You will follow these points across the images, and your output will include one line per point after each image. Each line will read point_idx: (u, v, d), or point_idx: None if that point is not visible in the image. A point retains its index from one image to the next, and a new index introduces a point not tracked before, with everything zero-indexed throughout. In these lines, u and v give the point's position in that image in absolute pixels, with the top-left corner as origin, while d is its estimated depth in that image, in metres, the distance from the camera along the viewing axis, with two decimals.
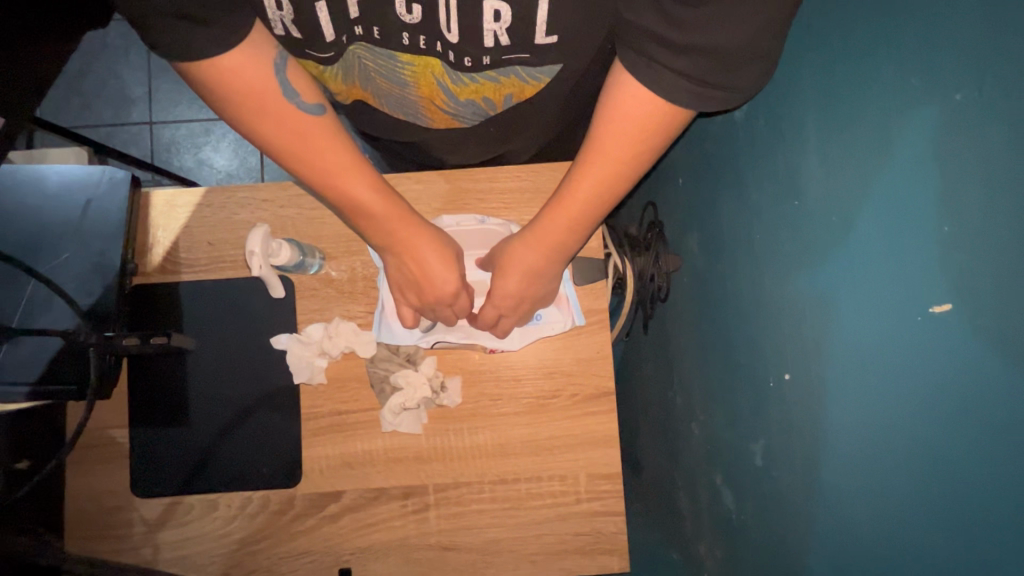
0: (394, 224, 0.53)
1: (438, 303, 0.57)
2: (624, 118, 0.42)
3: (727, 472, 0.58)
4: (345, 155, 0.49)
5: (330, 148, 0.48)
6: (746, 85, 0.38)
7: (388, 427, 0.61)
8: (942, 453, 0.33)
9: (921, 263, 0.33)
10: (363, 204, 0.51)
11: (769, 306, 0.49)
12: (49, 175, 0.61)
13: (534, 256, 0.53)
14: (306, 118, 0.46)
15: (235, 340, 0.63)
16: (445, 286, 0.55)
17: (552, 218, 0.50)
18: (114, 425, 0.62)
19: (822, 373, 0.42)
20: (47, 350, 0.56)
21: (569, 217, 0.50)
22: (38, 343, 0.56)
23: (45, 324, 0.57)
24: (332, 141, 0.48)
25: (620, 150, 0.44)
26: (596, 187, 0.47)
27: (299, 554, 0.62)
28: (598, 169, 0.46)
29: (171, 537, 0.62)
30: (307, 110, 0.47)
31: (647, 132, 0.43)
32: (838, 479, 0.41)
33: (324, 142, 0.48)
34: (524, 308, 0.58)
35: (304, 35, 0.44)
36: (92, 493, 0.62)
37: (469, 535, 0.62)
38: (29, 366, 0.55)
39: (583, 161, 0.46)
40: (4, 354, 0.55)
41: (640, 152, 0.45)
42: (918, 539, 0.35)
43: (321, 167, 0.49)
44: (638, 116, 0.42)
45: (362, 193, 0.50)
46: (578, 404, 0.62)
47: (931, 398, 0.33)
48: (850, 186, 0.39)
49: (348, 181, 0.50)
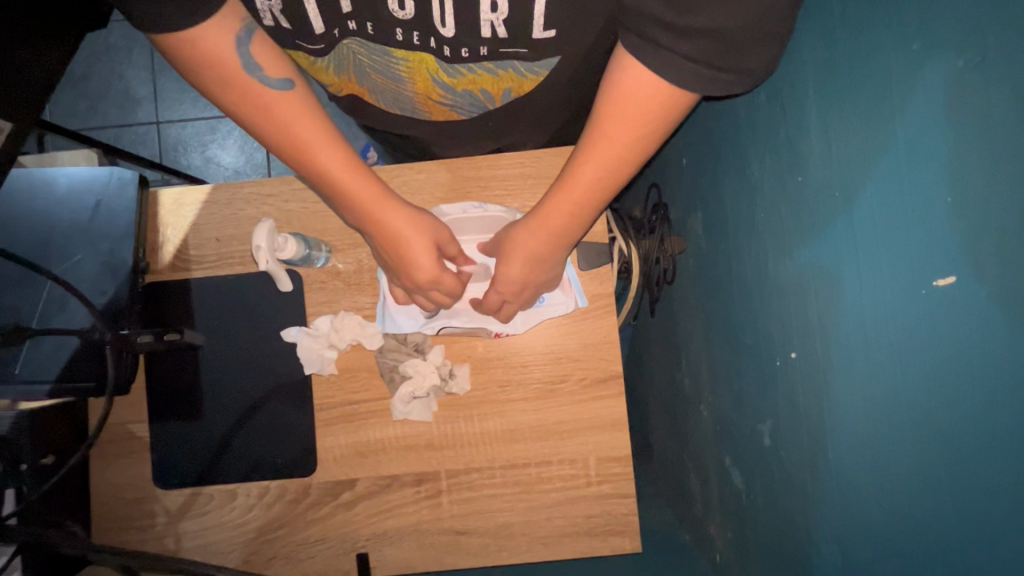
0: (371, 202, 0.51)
1: (419, 280, 0.56)
2: (624, 103, 0.42)
3: (735, 450, 0.58)
4: (322, 134, 0.47)
5: (311, 132, 0.47)
6: (758, 67, 0.38)
7: (398, 416, 0.62)
8: (944, 427, 0.33)
9: (925, 237, 0.33)
10: (360, 200, 0.51)
11: (773, 285, 0.49)
12: (58, 178, 0.62)
13: (540, 240, 0.53)
14: (271, 94, 0.45)
15: (245, 335, 0.64)
16: (421, 261, 0.54)
17: (558, 202, 0.50)
18: (132, 420, 0.64)
19: (827, 350, 0.42)
20: (65, 349, 0.57)
21: (574, 201, 0.49)
22: (56, 342, 0.58)
23: (61, 323, 0.58)
24: (307, 117, 0.46)
25: (621, 136, 0.44)
26: (598, 171, 0.47)
27: (316, 541, 0.64)
28: (597, 150, 0.45)
29: (192, 527, 0.64)
30: (271, 84, 0.44)
31: (648, 117, 0.42)
32: (844, 455, 0.41)
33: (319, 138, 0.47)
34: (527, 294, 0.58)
35: (292, 25, 0.45)
36: (116, 486, 0.64)
37: (482, 519, 0.63)
38: (48, 365, 0.57)
39: (586, 144, 0.46)
40: (26, 353, 0.57)
41: (644, 134, 0.44)
42: (922, 513, 0.35)
43: (297, 147, 0.47)
44: (637, 97, 0.41)
45: (337, 170, 0.49)
46: (585, 389, 0.62)
47: (935, 373, 0.33)
48: (854, 160, 0.38)
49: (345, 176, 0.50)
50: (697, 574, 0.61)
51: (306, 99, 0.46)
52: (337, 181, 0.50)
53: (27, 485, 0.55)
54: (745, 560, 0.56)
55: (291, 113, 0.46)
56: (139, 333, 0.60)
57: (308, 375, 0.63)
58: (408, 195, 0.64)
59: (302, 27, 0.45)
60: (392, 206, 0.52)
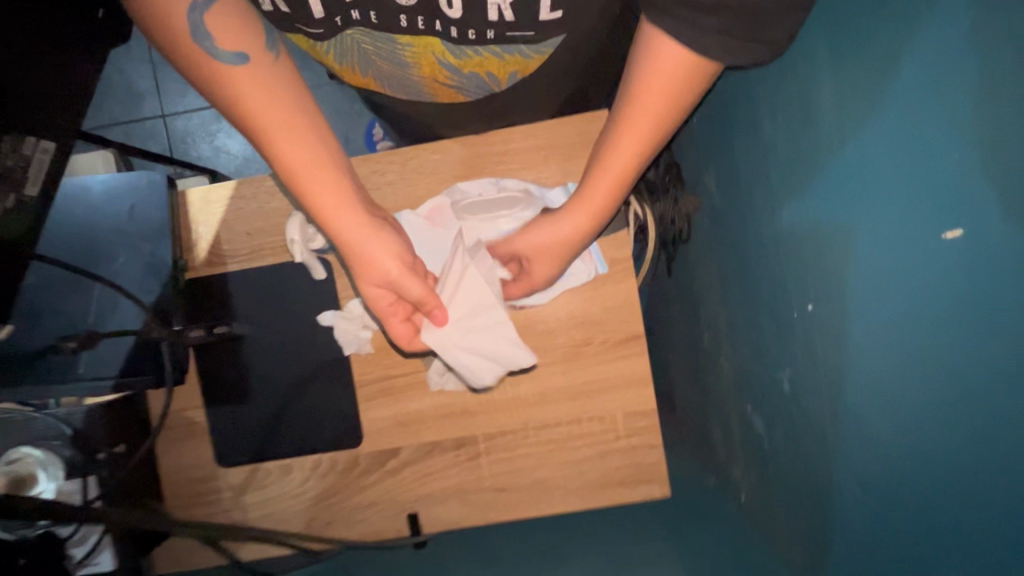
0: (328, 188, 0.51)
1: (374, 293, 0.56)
2: (661, 73, 0.42)
3: (756, 398, 0.61)
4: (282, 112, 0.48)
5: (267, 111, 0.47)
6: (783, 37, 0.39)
7: (435, 387, 0.67)
8: (959, 365, 0.35)
9: (935, 185, 0.34)
10: (327, 203, 0.51)
11: (789, 237, 0.51)
12: (94, 184, 0.65)
13: (581, 211, 0.55)
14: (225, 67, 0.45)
15: (284, 321, 0.68)
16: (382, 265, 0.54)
17: (599, 172, 0.51)
18: (189, 407, 0.68)
19: (842, 298, 0.44)
20: (123, 346, 0.61)
21: (618, 172, 0.50)
22: (113, 340, 0.61)
23: (116, 323, 0.62)
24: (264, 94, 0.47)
25: (657, 105, 0.45)
26: (641, 143, 0.48)
27: (369, 505, 0.69)
28: (639, 121, 0.46)
29: (256, 498, 0.69)
30: (226, 59, 0.45)
31: (678, 84, 0.43)
32: (859, 397, 0.44)
33: (299, 137, 0.49)
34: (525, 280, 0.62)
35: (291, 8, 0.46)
36: (181, 467, 0.69)
37: (520, 475, 0.67)
38: (109, 361, 0.61)
39: (622, 112, 0.47)
40: (87, 353, 0.61)
41: (681, 100, 0.44)
42: (936, 446, 0.37)
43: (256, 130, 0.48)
44: (677, 67, 0.42)
45: (292, 153, 0.48)
46: (610, 350, 0.65)
47: (948, 315, 0.35)
48: (864, 111, 0.39)
49: (318, 184, 0.51)
50: (724, 513, 0.65)
51: (262, 74, 0.47)
52: (320, 185, 0.51)
53: (108, 471, 0.62)
54: (770, 498, 0.59)
55: (263, 104, 0.47)
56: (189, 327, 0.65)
57: (347, 355, 0.67)
58: (425, 175, 0.66)
59: (301, 11, 0.46)
60: (360, 220, 0.53)
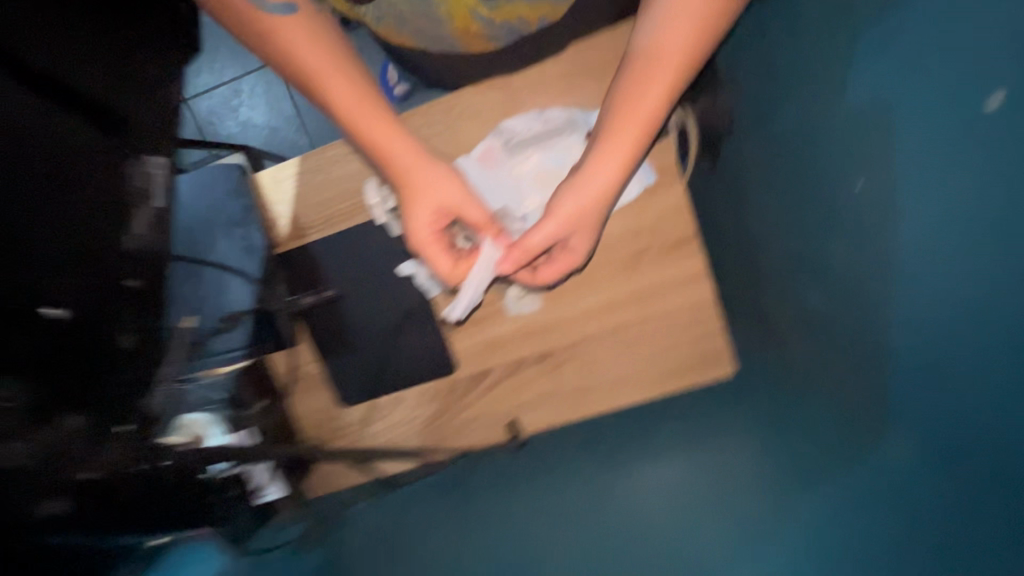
0: (379, 125, 0.61)
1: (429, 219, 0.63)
2: None
3: (815, 277, 0.64)
4: (335, 56, 0.58)
5: (326, 57, 0.58)
6: None
7: (513, 311, 0.75)
8: (1011, 204, 0.45)
9: (985, 61, 0.46)
10: (382, 140, 0.61)
11: (841, 122, 0.55)
12: (184, 184, 0.75)
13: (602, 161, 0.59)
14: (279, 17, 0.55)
15: (370, 277, 0.75)
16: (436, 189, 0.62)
17: (626, 103, 0.57)
18: (307, 361, 0.79)
19: (896, 171, 0.51)
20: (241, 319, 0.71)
21: (643, 107, 0.57)
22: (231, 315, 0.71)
23: (230, 301, 0.71)
24: (317, 42, 0.57)
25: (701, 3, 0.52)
26: (678, 43, 0.54)
27: (471, 420, 0.80)
28: (683, 23, 0.53)
29: (378, 427, 0.81)
30: (281, 10, 0.55)
31: None
32: (911, 258, 0.51)
33: (363, 89, 0.60)
34: (515, 249, 0.62)
35: None
36: (309, 412, 0.81)
37: (599, 375, 0.76)
38: (233, 333, 0.71)
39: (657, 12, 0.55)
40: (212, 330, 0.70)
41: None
42: (986, 280, 0.47)
43: (317, 70, 0.58)
44: None
45: (342, 89, 0.59)
46: (665, 253, 0.71)
47: (1004, 162, 0.45)
48: (922, 13, 0.49)
49: (378, 130, 0.61)
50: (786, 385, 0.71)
51: (310, 19, 0.57)
52: (370, 121, 0.61)
53: (265, 419, 0.77)
54: (826, 368, 0.64)
55: (311, 52, 0.57)
56: (301, 295, 0.74)
57: (429, 297, 0.75)
58: (469, 120, 0.69)
59: None
60: (420, 158, 0.62)
